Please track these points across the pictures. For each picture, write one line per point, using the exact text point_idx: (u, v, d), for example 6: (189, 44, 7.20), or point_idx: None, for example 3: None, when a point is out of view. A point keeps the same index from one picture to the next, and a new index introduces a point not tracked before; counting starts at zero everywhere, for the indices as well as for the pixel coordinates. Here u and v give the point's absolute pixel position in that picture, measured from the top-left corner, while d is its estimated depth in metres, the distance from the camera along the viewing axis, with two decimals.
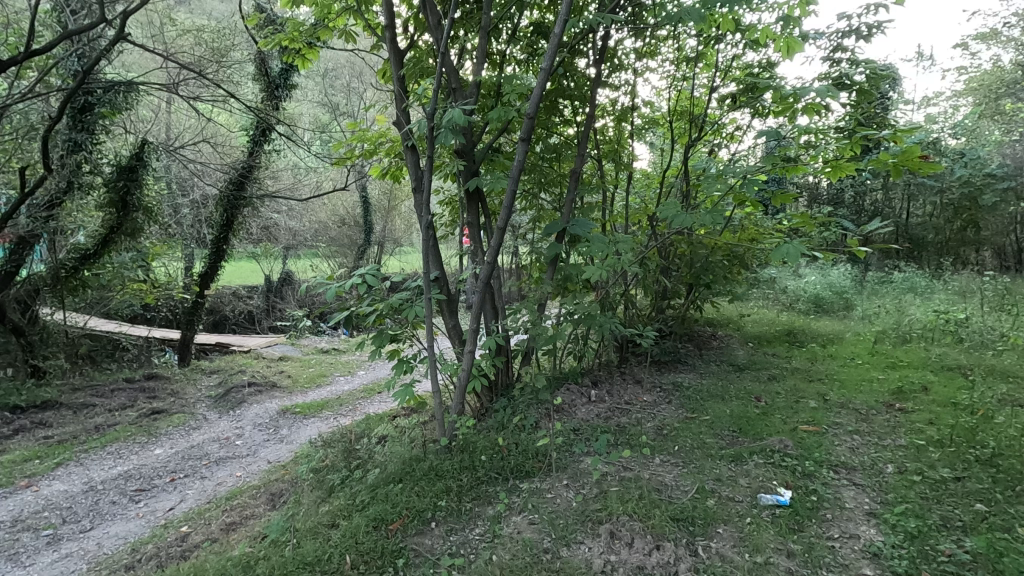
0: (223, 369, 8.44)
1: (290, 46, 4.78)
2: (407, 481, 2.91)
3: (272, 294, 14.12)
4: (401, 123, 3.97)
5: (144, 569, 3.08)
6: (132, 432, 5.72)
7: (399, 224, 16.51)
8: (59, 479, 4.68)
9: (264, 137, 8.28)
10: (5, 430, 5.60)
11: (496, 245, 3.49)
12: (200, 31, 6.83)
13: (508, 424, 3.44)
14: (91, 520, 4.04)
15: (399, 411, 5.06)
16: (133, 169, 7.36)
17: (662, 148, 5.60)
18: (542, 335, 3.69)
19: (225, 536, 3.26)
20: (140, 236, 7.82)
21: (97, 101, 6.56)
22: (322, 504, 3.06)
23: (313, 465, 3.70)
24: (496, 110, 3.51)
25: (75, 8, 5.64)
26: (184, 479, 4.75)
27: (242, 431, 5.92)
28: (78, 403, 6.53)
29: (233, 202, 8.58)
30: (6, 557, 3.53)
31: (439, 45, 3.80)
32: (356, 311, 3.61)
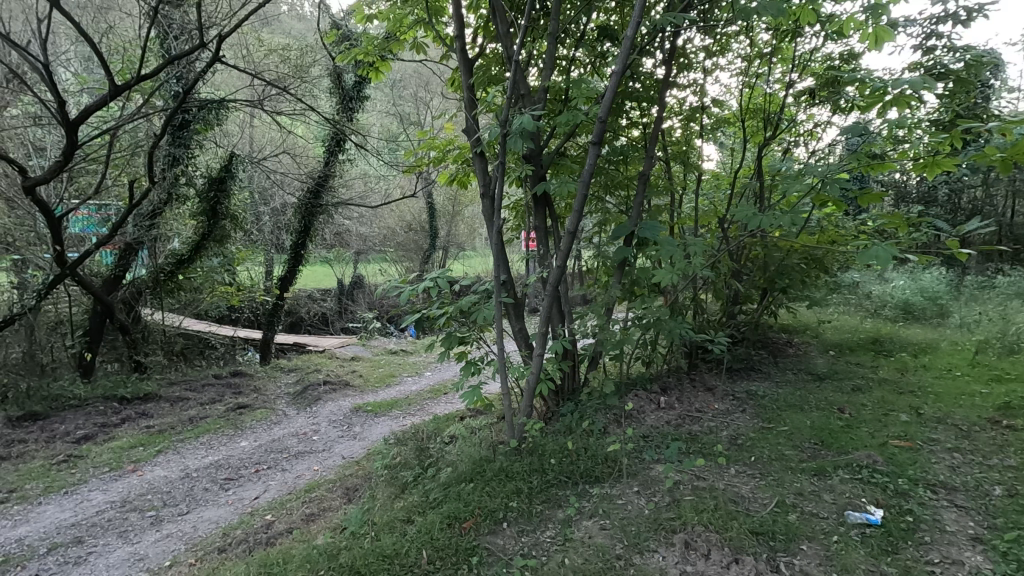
0: (300, 368, 8.92)
1: (365, 59, 4.98)
2: (479, 481, 2.96)
3: (344, 296, 14.78)
4: (470, 131, 4.05)
5: (236, 553, 3.30)
6: (221, 425, 6.15)
7: (463, 229, 16.87)
8: (160, 466, 5.11)
9: (338, 147, 8.71)
10: (114, 419, 6.17)
11: (566, 249, 3.51)
12: (285, 49, 7.31)
13: (576, 429, 3.43)
14: (187, 504, 4.37)
15: (466, 412, 5.16)
16: (222, 181, 7.97)
17: (733, 147, 5.42)
18: (610, 340, 3.65)
19: (306, 526, 3.44)
20: (228, 243, 8.43)
21: (193, 119, 7.17)
22: (396, 500, 3.18)
23: (387, 462, 3.84)
24: (566, 114, 3.53)
25: (177, 34, 6.16)
26: (267, 470, 5.05)
27: (318, 426, 6.22)
28: (174, 396, 7.10)
29: (310, 210, 9.05)
30: (117, 534, 3.90)
31: (507, 53, 3.86)
32: (427, 314, 3.70)
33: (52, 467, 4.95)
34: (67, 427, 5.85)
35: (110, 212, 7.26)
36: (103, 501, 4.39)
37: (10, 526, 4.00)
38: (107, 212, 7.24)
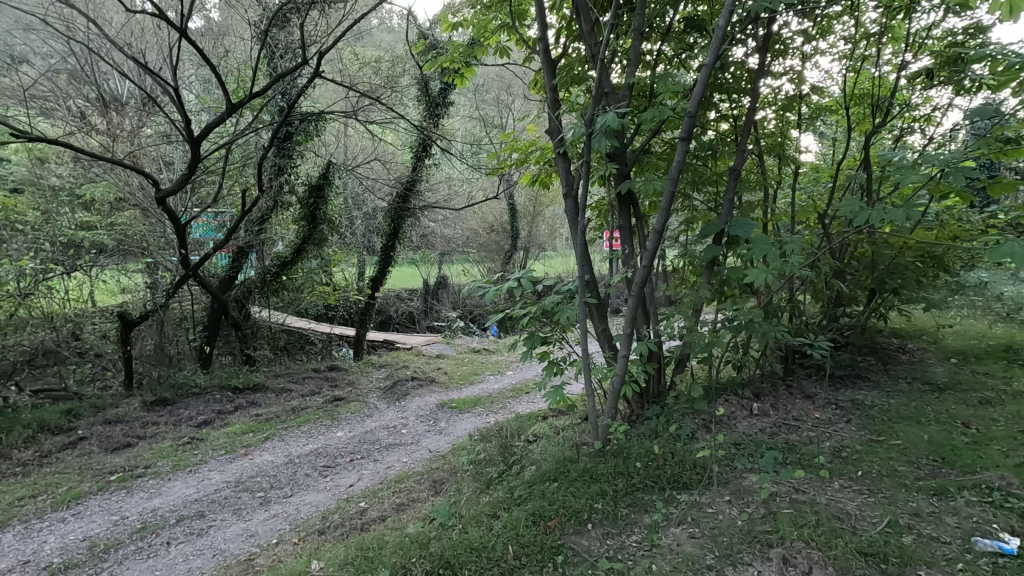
0: (390, 364, 9.36)
1: (450, 67, 5.13)
2: (563, 481, 2.97)
3: (430, 296, 15.34)
4: (554, 131, 4.06)
5: (335, 536, 3.53)
6: (320, 416, 6.60)
7: (544, 230, 16.94)
8: (267, 451, 5.56)
9: (425, 152, 9.07)
10: (229, 406, 6.81)
11: (653, 249, 3.42)
12: (378, 61, 7.71)
13: (662, 433, 3.35)
14: (291, 487, 4.73)
15: (548, 412, 5.18)
16: (320, 188, 8.55)
17: (835, 137, 5.04)
18: (698, 342, 3.52)
19: (397, 514, 3.62)
20: (326, 246, 9.01)
21: (296, 131, 7.76)
22: (482, 495, 3.26)
23: (473, 457, 3.94)
24: (651, 111, 3.44)
25: (282, 54, 6.68)
26: (360, 460, 5.35)
27: (407, 420, 6.50)
28: (279, 387, 7.71)
29: (398, 213, 9.48)
30: (232, 511, 4.29)
31: (592, 51, 3.83)
32: (510, 313, 3.75)
33: (179, 448, 5.54)
34: (190, 413, 6.52)
35: (224, 219, 8.02)
36: (220, 480, 4.86)
37: (147, 498, 4.53)
38: (222, 219, 8.01)
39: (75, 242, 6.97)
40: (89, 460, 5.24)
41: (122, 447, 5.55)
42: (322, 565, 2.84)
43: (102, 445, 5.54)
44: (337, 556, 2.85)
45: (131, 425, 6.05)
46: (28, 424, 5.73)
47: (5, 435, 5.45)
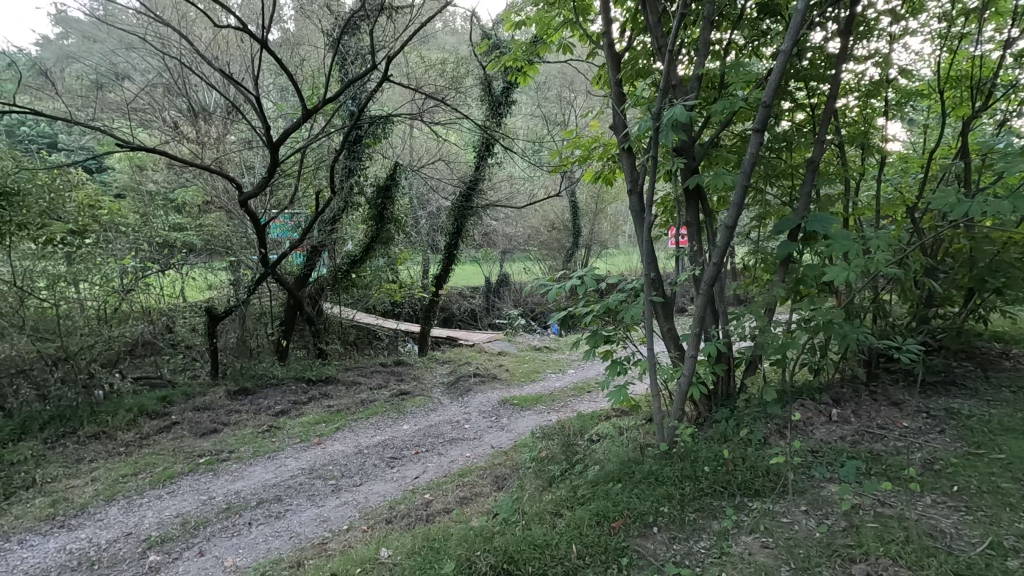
0: (453, 360, 9.54)
1: (514, 66, 5.15)
2: (627, 482, 2.92)
3: (492, 294, 15.52)
4: (618, 126, 3.98)
5: (401, 525, 3.65)
6: (387, 409, 6.83)
7: (606, 227, 16.72)
8: (338, 441, 5.82)
9: (488, 152, 9.16)
10: (304, 397, 7.18)
11: (723, 246, 3.28)
12: (443, 63, 7.87)
13: (732, 437, 3.22)
14: (360, 476, 4.93)
15: (611, 412, 5.12)
16: (388, 189, 8.84)
17: (926, 123, 4.66)
18: (772, 344, 3.35)
19: (461, 508, 3.70)
20: (392, 245, 9.31)
21: (365, 134, 8.07)
22: (544, 492, 3.27)
23: (535, 455, 3.95)
24: (722, 102, 3.31)
25: (353, 60, 6.95)
26: (425, 453, 5.48)
27: (470, 416, 6.62)
28: (349, 380, 8.05)
29: (461, 212, 9.64)
30: (307, 497, 4.53)
31: (658, 43, 3.72)
32: (573, 311, 3.71)
33: (258, 435, 5.91)
34: (269, 402, 6.94)
35: (300, 220, 8.43)
36: (296, 467, 5.14)
37: (231, 480, 4.86)
38: (298, 219, 8.43)
39: (169, 242, 7.57)
40: (181, 443, 5.68)
41: (210, 432, 5.98)
42: (390, 552, 2.94)
43: (193, 430, 6.00)
44: (404, 544, 2.93)
45: (217, 412, 6.50)
46: (130, 408, 6.28)
47: (111, 418, 6.01)
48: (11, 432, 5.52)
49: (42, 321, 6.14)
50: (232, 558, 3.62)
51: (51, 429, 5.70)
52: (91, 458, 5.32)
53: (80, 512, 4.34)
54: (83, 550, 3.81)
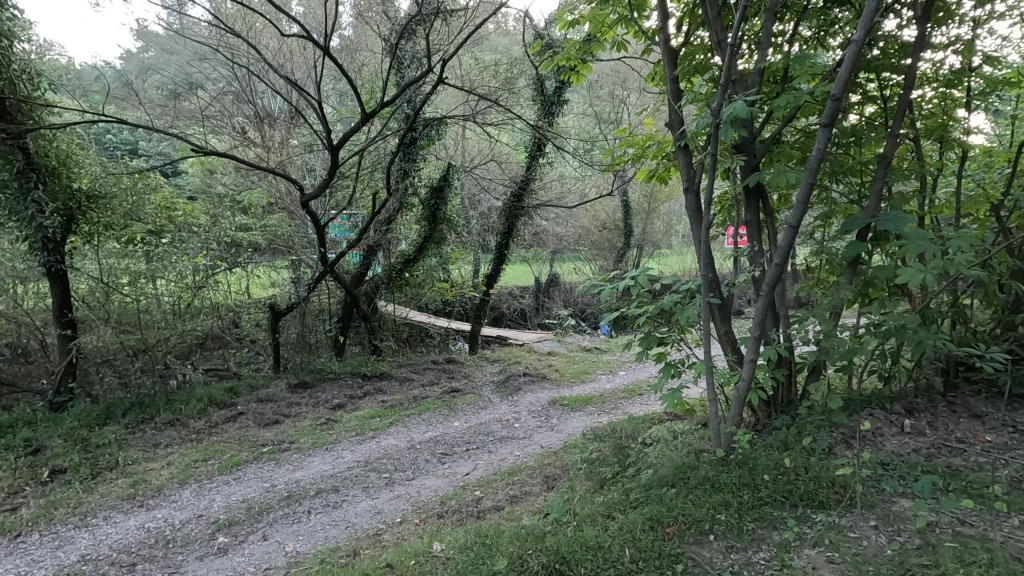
0: (502, 359, 9.60)
1: (567, 65, 5.13)
2: (681, 488, 2.86)
3: (541, 294, 15.52)
4: (675, 123, 3.88)
5: (453, 521, 3.70)
6: (439, 405, 6.96)
7: (659, 227, 16.39)
8: (392, 435, 5.98)
9: (539, 152, 9.17)
10: (359, 392, 7.41)
11: (786, 246, 3.13)
12: (497, 65, 7.94)
13: (794, 445, 3.09)
14: (412, 471, 5.04)
15: (664, 415, 5.02)
16: (441, 189, 8.99)
17: (1014, 114, 4.31)
18: (837, 349, 3.19)
19: (511, 506, 3.73)
20: (444, 244, 9.46)
21: (420, 136, 8.24)
22: (595, 494, 3.24)
23: (586, 456, 3.93)
24: (786, 96, 3.17)
25: (409, 64, 7.11)
26: (476, 450, 5.55)
27: (519, 415, 6.64)
28: (402, 376, 8.25)
29: (512, 212, 9.68)
30: (362, 488, 4.68)
31: (718, 36, 3.61)
32: (626, 312, 3.65)
33: (317, 427, 6.14)
34: (327, 396, 7.21)
35: (357, 220, 8.77)
36: (352, 459, 5.31)
37: (291, 469, 5.08)
38: (355, 219, 8.76)
39: (236, 242, 8.02)
40: (246, 432, 5.99)
41: (273, 423, 6.28)
42: (443, 547, 2.99)
43: (257, 420, 6.31)
44: (456, 539, 2.98)
45: (279, 404, 6.82)
46: (200, 398, 6.67)
47: (184, 407, 6.41)
48: (98, 417, 5.98)
49: (124, 314, 6.73)
50: (292, 544, 3.79)
51: (132, 415, 6.13)
52: (166, 443, 5.69)
53: (157, 493, 4.65)
54: (160, 529, 4.08)
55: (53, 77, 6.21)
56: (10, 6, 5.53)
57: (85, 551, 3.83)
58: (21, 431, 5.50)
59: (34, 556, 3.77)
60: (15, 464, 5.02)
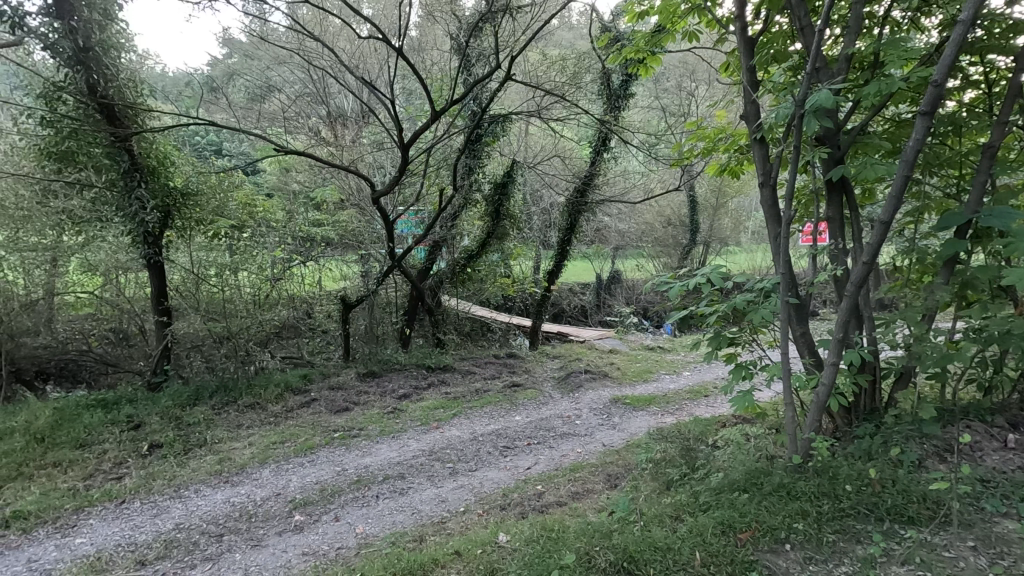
0: (563, 355, 9.57)
1: (635, 58, 5.01)
2: (755, 493, 2.76)
3: (603, 291, 15.34)
4: (750, 114, 3.71)
5: (516, 513, 3.75)
6: (500, 399, 7.03)
7: (727, 223, 15.77)
8: (455, 426, 6.11)
9: (604, 146, 9.02)
10: (423, 383, 7.62)
11: (873, 244, 2.90)
12: (564, 60, 7.88)
13: (880, 456, 2.91)
14: (475, 462, 5.14)
15: (734, 418, 4.84)
16: (504, 186, 9.05)
17: None
18: (931, 354, 2.96)
19: (573, 502, 3.73)
20: (507, 240, 9.53)
21: (485, 133, 8.33)
22: (662, 496, 3.19)
23: (651, 456, 3.87)
24: (875, 83, 2.96)
25: (476, 62, 7.19)
26: (537, 445, 5.58)
27: (581, 412, 6.59)
28: (465, 370, 8.40)
29: (576, 208, 9.59)
30: (427, 477, 4.82)
31: (801, 22, 3.41)
32: (695, 310, 3.52)
33: (384, 416, 6.37)
34: (393, 386, 7.46)
35: (423, 216, 8.91)
36: (417, 448, 5.47)
37: (360, 455, 5.30)
38: (421, 215, 8.91)
39: (310, 237, 8.54)
40: (319, 418, 6.30)
41: (343, 410, 6.57)
42: (509, 538, 3.04)
43: (329, 406, 6.62)
44: (521, 532, 3.02)
45: (349, 392, 7.12)
46: (278, 384, 7.08)
47: (264, 391, 6.83)
48: (189, 398, 6.48)
49: (211, 303, 7.16)
50: (362, 526, 3.96)
51: (218, 397, 6.60)
52: (248, 424, 6.08)
53: (241, 471, 4.99)
54: (243, 504, 4.37)
55: (153, 84, 6.74)
56: (118, 19, 6.03)
57: (179, 520, 4.16)
58: (124, 408, 6.05)
59: (136, 521, 4.15)
60: (119, 437, 5.53)
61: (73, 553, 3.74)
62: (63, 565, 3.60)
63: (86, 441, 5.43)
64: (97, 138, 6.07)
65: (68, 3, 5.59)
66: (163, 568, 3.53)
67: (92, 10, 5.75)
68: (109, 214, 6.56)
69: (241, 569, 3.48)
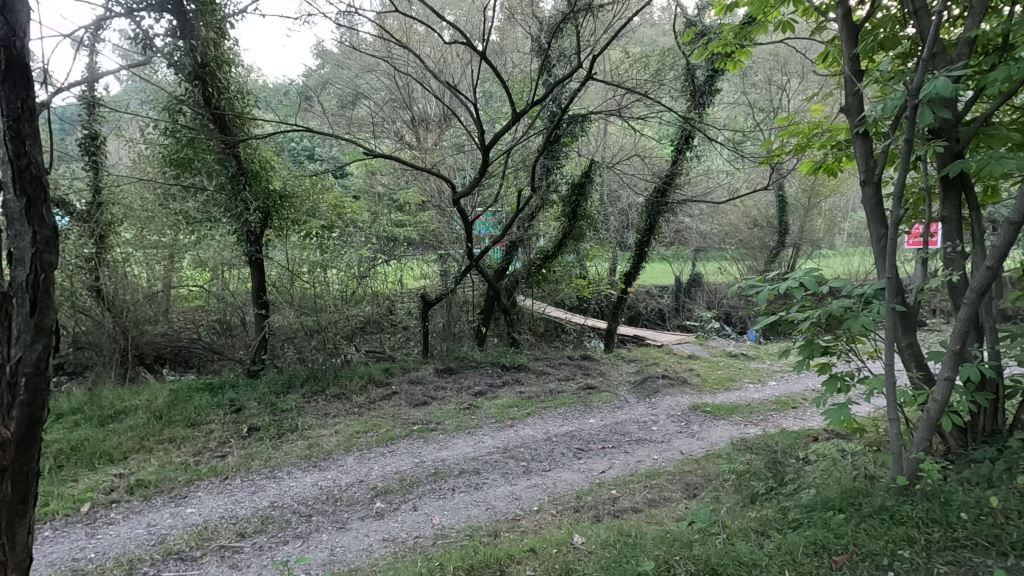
0: (639, 359, 9.36)
1: (722, 52, 4.78)
2: (852, 514, 2.57)
3: (682, 294, 14.86)
4: (853, 106, 3.43)
5: (590, 516, 3.73)
6: (575, 401, 6.99)
7: (821, 224, 14.73)
8: (529, 425, 6.15)
9: (687, 144, 8.73)
10: (498, 381, 7.72)
11: (1000, 246, 2.60)
12: (647, 57, 7.72)
13: (1003, 483, 2.61)
14: (549, 462, 5.14)
15: (827, 433, 4.53)
16: (582, 186, 8.99)
17: None
18: None
19: (649, 509, 3.67)
20: (583, 241, 9.45)
21: (564, 133, 8.33)
22: (746, 509, 3.05)
23: (734, 467, 3.71)
24: (1003, 68, 2.66)
25: (556, 63, 7.20)
26: (612, 449, 5.50)
27: (658, 418, 6.42)
28: (539, 369, 8.43)
29: (655, 208, 9.32)
30: (501, 473, 4.88)
31: (916, 3, 3.12)
32: (785, 316, 3.30)
33: (460, 412, 6.53)
34: (469, 383, 7.63)
35: (501, 216, 9.05)
36: (492, 445, 5.56)
37: (437, 448, 5.46)
38: (498, 216, 9.05)
39: (393, 236, 8.73)
40: (399, 411, 6.56)
41: (422, 403, 6.81)
42: (584, 540, 3.02)
43: (409, 400, 6.87)
44: (597, 535, 3.00)
45: (427, 387, 7.37)
46: (362, 376, 7.45)
47: (350, 382, 7.22)
48: (283, 386, 6.98)
49: (304, 299, 7.60)
50: (439, 518, 4.07)
51: (309, 386, 7.06)
52: (334, 413, 6.43)
53: (328, 457, 5.29)
54: (330, 488, 4.64)
55: (257, 94, 7.31)
56: (230, 36, 6.59)
57: (274, 499, 4.49)
58: (227, 392, 6.61)
59: (237, 497, 4.52)
60: (223, 419, 6.05)
61: (184, 521, 4.13)
62: (177, 531, 3.99)
63: (196, 421, 5.99)
64: (210, 146, 6.67)
65: (190, 25, 6.15)
66: (260, 542, 3.82)
67: (209, 29, 6.29)
68: (218, 215, 7.21)
69: (329, 549, 3.70)
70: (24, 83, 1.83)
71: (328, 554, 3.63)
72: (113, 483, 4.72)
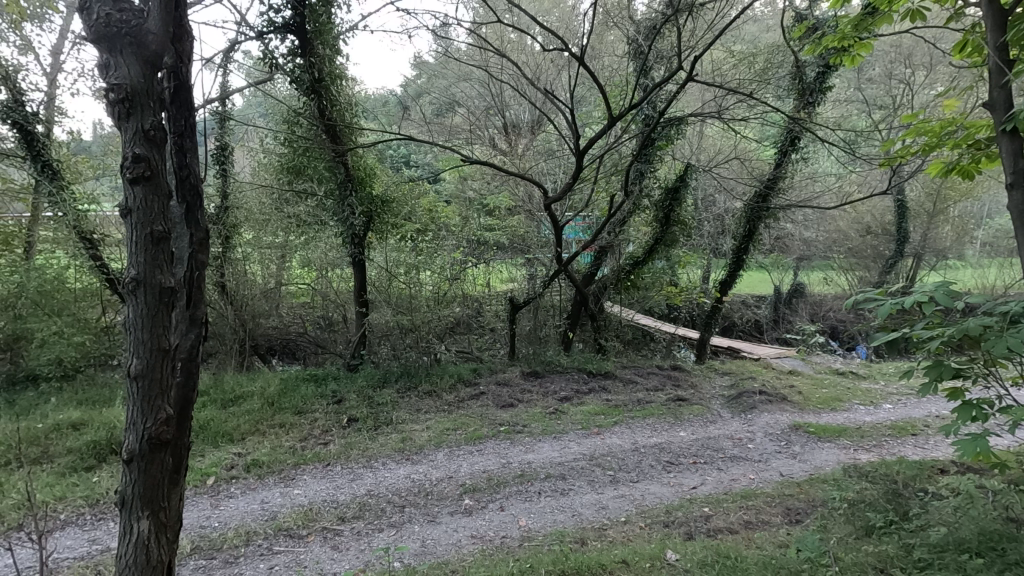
0: (734, 372, 8.90)
1: (838, 45, 4.36)
2: (993, 560, 2.29)
3: (782, 305, 13.96)
4: (1000, 101, 3.02)
5: (682, 532, 3.62)
6: (664, 412, 6.78)
7: (949, 232, 13.24)
8: (616, 434, 6.04)
9: (792, 146, 8.19)
10: (584, 388, 7.66)
11: None
12: (751, 56, 7.34)
13: None
14: (637, 473, 5.02)
15: (958, 467, 4.04)
16: (676, 191, 8.73)
17: None
18: None
19: (746, 532, 3.50)
20: (675, 247, 9.16)
21: (658, 136, 8.10)
22: (861, 541, 2.82)
23: (845, 495, 3.43)
24: None
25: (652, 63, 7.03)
26: (703, 464, 5.26)
27: (754, 435, 6.06)
28: (626, 377, 8.27)
29: (755, 213, 8.81)
30: (587, 481, 4.83)
31: None
32: (910, 335, 2.94)
33: (547, 416, 6.56)
34: (555, 387, 7.64)
35: (589, 220, 9.18)
36: (578, 451, 5.52)
37: (524, 451, 5.50)
38: (587, 220, 9.18)
39: (483, 241, 8.96)
40: (486, 411, 6.69)
41: (508, 405, 6.91)
42: (678, 556, 2.95)
43: (496, 401, 7.01)
44: (693, 552, 2.92)
45: (513, 389, 7.46)
46: (452, 375, 7.68)
47: (439, 380, 7.48)
48: (379, 380, 7.41)
49: (399, 298, 7.89)
50: (525, 520, 4.11)
51: (402, 382, 7.43)
52: (425, 410, 6.68)
53: (420, 451, 5.52)
54: (421, 481, 4.83)
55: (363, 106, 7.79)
56: (341, 53, 7.07)
57: (371, 487, 4.75)
58: (330, 384, 7.11)
59: (338, 482, 4.83)
60: (326, 409, 6.49)
61: (292, 501, 4.48)
62: (286, 510, 4.33)
63: (302, 409, 6.47)
64: (323, 154, 7.20)
65: (309, 44, 6.67)
66: (358, 527, 4.06)
67: (324, 47, 6.79)
68: (327, 219, 7.78)
69: (420, 540, 3.84)
70: (188, 104, 2.09)
71: (421, 545, 3.78)
72: (233, 460, 5.21)
